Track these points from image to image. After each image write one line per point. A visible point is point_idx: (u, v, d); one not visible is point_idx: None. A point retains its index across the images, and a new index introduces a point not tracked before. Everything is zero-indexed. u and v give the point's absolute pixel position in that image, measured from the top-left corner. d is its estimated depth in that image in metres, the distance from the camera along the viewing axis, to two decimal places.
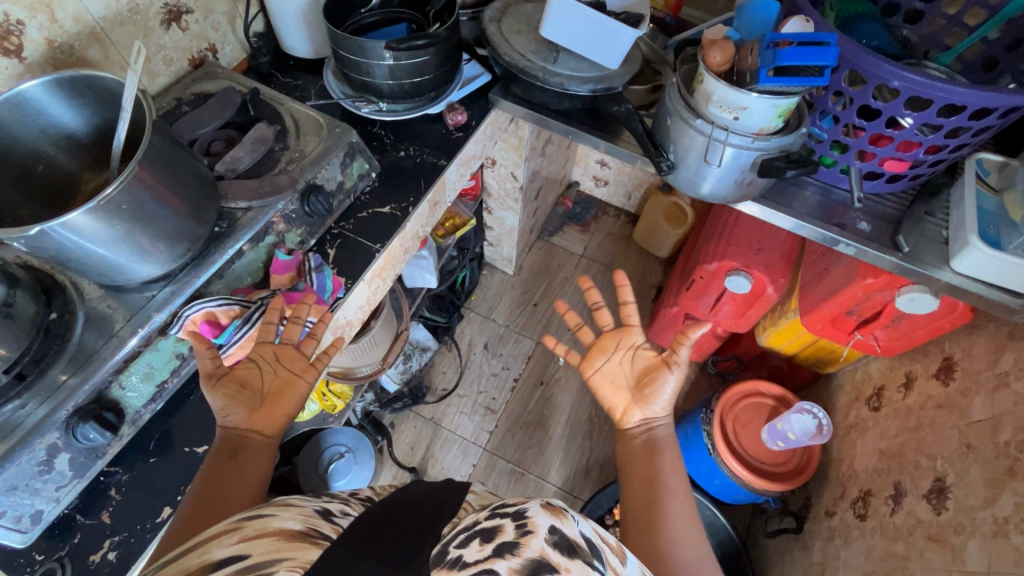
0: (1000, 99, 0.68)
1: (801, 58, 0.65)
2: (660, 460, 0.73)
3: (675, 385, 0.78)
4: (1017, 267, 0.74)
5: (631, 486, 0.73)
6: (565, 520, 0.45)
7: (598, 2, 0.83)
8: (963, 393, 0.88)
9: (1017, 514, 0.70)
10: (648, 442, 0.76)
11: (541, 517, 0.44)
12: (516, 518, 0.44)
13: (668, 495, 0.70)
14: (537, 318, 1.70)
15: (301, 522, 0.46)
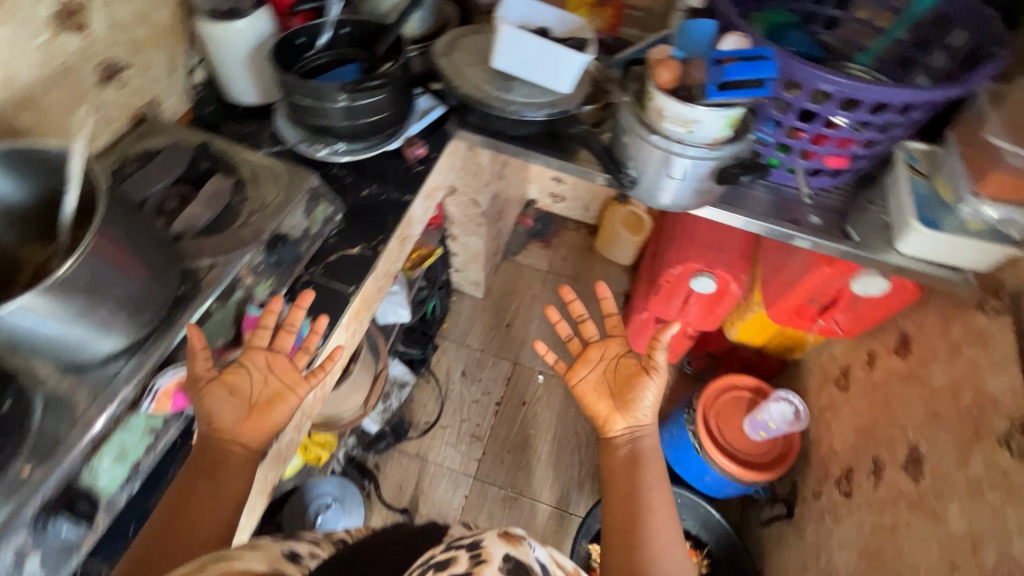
0: (920, 94, 0.74)
1: (744, 73, 0.71)
2: (643, 474, 0.74)
3: (655, 391, 0.79)
4: (956, 244, 0.80)
5: (615, 500, 0.73)
6: (519, 547, 0.50)
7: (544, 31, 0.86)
8: (922, 364, 0.94)
9: (988, 473, 0.75)
10: (637, 451, 0.77)
11: (497, 546, 0.48)
12: (471, 549, 0.48)
13: (653, 510, 0.71)
14: (511, 338, 1.71)
15: (266, 563, 0.47)
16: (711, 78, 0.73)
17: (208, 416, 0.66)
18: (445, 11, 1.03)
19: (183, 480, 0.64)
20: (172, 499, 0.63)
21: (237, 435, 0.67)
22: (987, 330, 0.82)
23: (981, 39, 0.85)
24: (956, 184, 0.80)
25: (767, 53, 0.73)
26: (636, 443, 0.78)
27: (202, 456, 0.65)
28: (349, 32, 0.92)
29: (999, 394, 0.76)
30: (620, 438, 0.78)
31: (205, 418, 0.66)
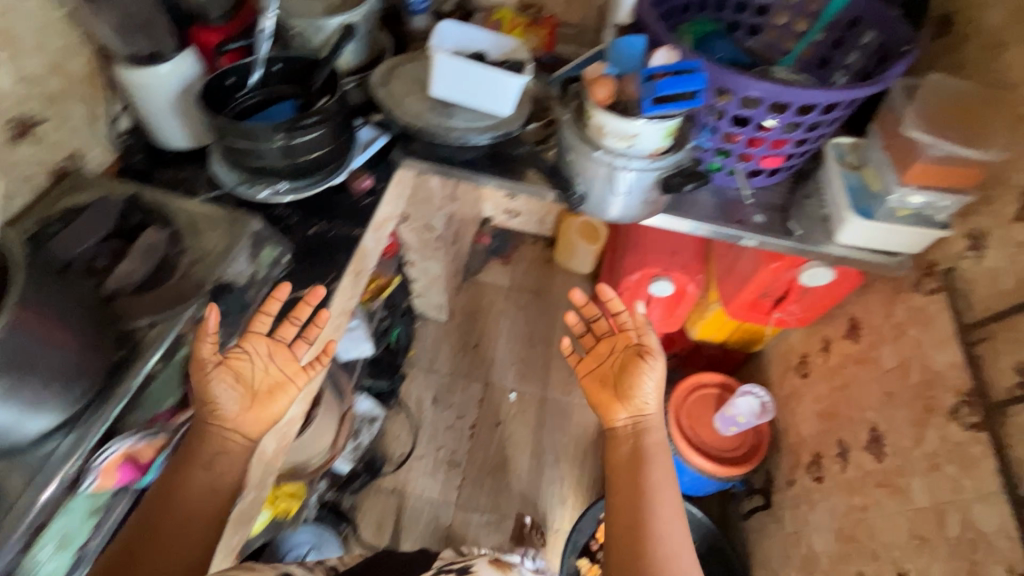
0: (842, 94, 0.77)
1: (676, 87, 0.73)
2: (653, 477, 0.73)
3: (657, 383, 0.80)
4: (890, 232, 0.84)
5: (626, 497, 0.72)
6: (500, 569, 0.73)
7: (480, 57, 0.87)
8: (873, 346, 0.98)
9: (943, 446, 0.78)
10: (643, 451, 0.76)
11: (484, 571, 0.71)
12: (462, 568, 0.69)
13: (660, 515, 0.70)
14: (480, 359, 1.69)
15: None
16: (644, 93, 0.74)
17: (209, 396, 0.66)
18: (379, 41, 1.02)
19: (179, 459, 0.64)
20: (164, 481, 0.63)
21: (238, 423, 0.68)
22: (926, 309, 0.87)
23: (890, 37, 0.91)
24: (883, 174, 0.84)
25: (694, 67, 0.75)
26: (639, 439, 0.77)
27: (201, 446, 0.65)
28: (281, 68, 0.90)
29: (944, 370, 0.80)
30: (626, 433, 0.78)
31: (209, 404, 0.66)
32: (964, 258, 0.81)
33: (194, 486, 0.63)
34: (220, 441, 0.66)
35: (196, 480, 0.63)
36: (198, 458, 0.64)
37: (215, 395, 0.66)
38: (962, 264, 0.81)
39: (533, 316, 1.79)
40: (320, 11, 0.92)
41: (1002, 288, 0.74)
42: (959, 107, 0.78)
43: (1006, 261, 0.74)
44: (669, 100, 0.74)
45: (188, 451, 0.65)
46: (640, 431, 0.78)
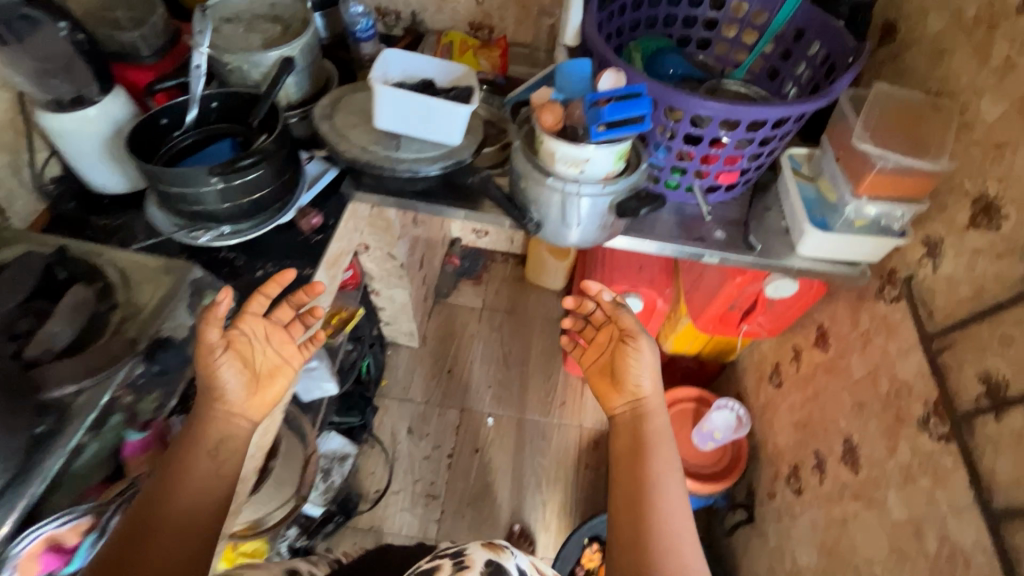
0: (789, 109, 0.77)
1: (623, 111, 0.71)
2: (653, 460, 0.76)
3: (649, 367, 0.81)
4: (849, 243, 0.84)
5: (628, 478, 0.75)
6: (501, 554, 0.65)
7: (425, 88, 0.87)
8: (841, 355, 0.97)
9: (915, 457, 0.77)
10: (644, 437, 0.78)
11: (478, 554, 0.64)
12: (453, 558, 0.63)
13: (658, 497, 0.73)
14: (454, 385, 1.65)
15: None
16: (590, 118, 0.73)
17: (214, 382, 0.66)
18: (324, 72, 0.99)
19: (184, 445, 0.64)
20: (169, 470, 0.62)
21: (243, 408, 0.68)
22: (889, 317, 0.86)
23: (835, 48, 0.92)
24: (838, 184, 0.84)
25: (640, 90, 0.74)
26: (638, 425, 0.80)
27: (209, 431, 0.65)
28: (218, 105, 0.86)
29: (911, 379, 0.79)
30: (630, 420, 0.81)
31: (214, 386, 0.66)
32: (923, 265, 0.80)
33: (199, 475, 0.63)
34: (228, 426, 0.67)
35: (202, 470, 0.63)
36: (205, 445, 0.64)
37: (220, 380, 0.66)
38: (921, 271, 0.81)
39: (507, 336, 1.76)
40: (257, 45, 0.88)
41: (960, 295, 0.73)
42: (902, 116, 0.80)
43: (963, 268, 0.73)
44: (615, 125, 0.72)
45: (193, 437, 0.65)
46: (639, 416, 0.80)
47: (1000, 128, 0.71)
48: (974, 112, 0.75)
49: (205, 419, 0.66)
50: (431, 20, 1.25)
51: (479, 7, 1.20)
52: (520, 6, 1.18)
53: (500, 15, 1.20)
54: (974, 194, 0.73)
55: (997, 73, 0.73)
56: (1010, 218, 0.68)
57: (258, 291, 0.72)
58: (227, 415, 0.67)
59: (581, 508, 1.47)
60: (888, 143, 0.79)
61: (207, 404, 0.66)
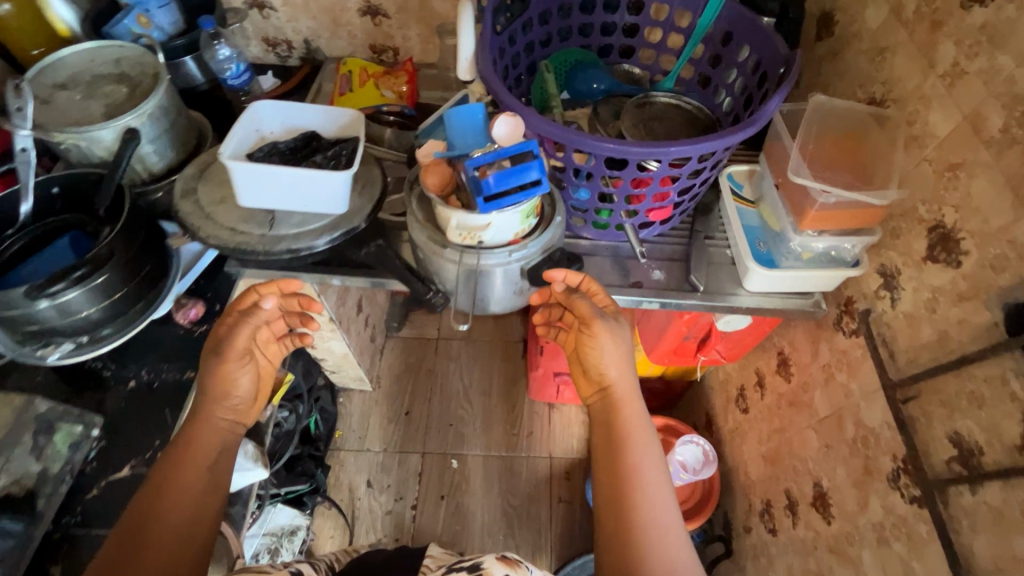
0: (712, 143, 0.66)
1: (513, 175, 0.61)
2: (634, 446, 0.67)
3: (614, 355, 0.69)
4: (798, 278, 0.75)
5: (609, 465, 0.67)
6: (516, 568, 0.62)
7: (305, 149, 0.77)
8: (804, 388, 0.89)
9: (887, 517, 0.69)
10: (622, 421, 0.69)
11: (496, 567, 0.61)
12: (473, 569, 0.60)
13: (643, 484, 0.64)
14: (414, 428, 1.55)
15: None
16: (470, 189, 0.62)
17: (229, 385, 0.67)
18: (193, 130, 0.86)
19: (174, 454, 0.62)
20: (155, 479, 0.60)
21: (239, 412, 0.69)
22: (850, 353, 0.77)
23: (765, 53, 0.81)
24: (779, 213, 0.75)
25: (531, 147, 0.62)
26: (613, 409, 0.70)
27: (208, 440, 0.65)
28: (60, 190, 0.73)
29: (878, 428, 0.71)
30: (602, 408, 0.71)
31: (225, 382, 0.67)
32: (881, 299, 0.71)
33: (187, 488, 0.60)
34: (225, 434, 0.67)
35: (193, 485, 0.61)
36: (199, 459, 0.63)
37: (233, 378, 0.67)
38: (879, 305, 0.72)
39: (467, 364, 1.65)
40: (98, 115, 0.76)
41: (923, 338, 0.64)
42: (835, 143, 0.74)
43: (922, 307, 0.64)
44: (502, 196, 0.61)
45: (186, 447, 0.63)
46: (611, 404, 0.70)
47: (952, 147, 0.61)
48: (922, 124, 0.66)
49: (200, 425, 0.65)
50: (328, 46, 1.11)
51: (377, 29, 1.07)
52: (423, 24, 1.05)
53: (403, 35, 1.07)
54: (930, 222, 0.64)
55: (945, 79, 0.63)
56: (971, 254, 0.58)
57: (249, 289, 0.69)
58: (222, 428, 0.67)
59: (555, 547, 1.39)
60: (828, 178, 0.72)
61: (206, 403, 0.66)
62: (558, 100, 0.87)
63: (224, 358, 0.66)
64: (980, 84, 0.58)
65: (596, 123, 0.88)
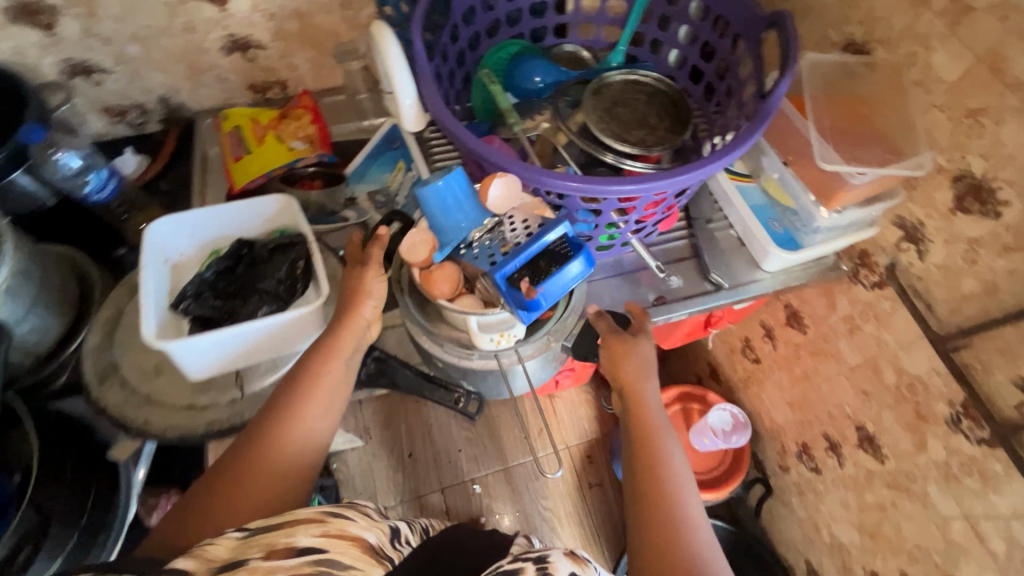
0: (734, 153, 0.59)
1: (560, 285, 0.54)
2: (654, 448, 0.59)
3: (636, 361, 0.63)
4: (817, 254, 0.73)
5: (631, 471, 0.58)
6: (584, 567, 0.53)
7: (241, 275, 0.64)
8: (825, 339, 0.88)
9: (952, 456, 0.71)
10: (642, 424, 0.61)
11: (563, 561, 0.51)
12: (536, 560, 0.50)
13: (665, 494, 0.56)
14: (424, 471, 1.21)
15: (374, 536, 0.47)
16: (506, 303, 0.54)
17: (356, 299, 0.59)
18: (69, 295, 0.76)
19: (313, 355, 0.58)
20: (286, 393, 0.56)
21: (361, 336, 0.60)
22: (876, 306, 0.76)
23: (729, 10, 0.72)
24: (794, 193, 0.71)
25: (563, 232, 0.55)
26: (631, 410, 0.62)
27: (345, 340, 0.58)
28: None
29: (925, 375, 0.71)
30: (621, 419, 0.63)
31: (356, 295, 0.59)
32: (905, 251, 0.70)
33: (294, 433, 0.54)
34: (357, 342, 0.59)
35: (306, 422, 0.55)
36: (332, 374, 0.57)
37: (371, 293, 0.60)
38: (903, 258, 0.70)
39: None
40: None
41: (965, 290, 0.64)
42: (844, 108, 0.68)
43: (960, 259, 0.63)
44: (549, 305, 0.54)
45: (327, 349, 0.58)
46: (629, 413, 0.62)
47: (968, 92, 0.58)
48: (924, 67, 0.62)
49: (345, 325, 0.58)
50: (194, 99, 0.88)
51: (252, 65, 0.85)
52: (310, 46, 0.84)
53: (287, 64, 0.86)
54: (953, 171, 0.61)
55: (945, 18, 0.59)
56: (1012, 204, 0.57)
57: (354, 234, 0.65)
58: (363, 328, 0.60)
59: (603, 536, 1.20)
60: (855, 155, 0.65)
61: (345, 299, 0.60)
62: (515, 113, 0.73)
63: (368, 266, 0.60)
64: (994, 20, 0.55)
65: (556, 124, 0.74)
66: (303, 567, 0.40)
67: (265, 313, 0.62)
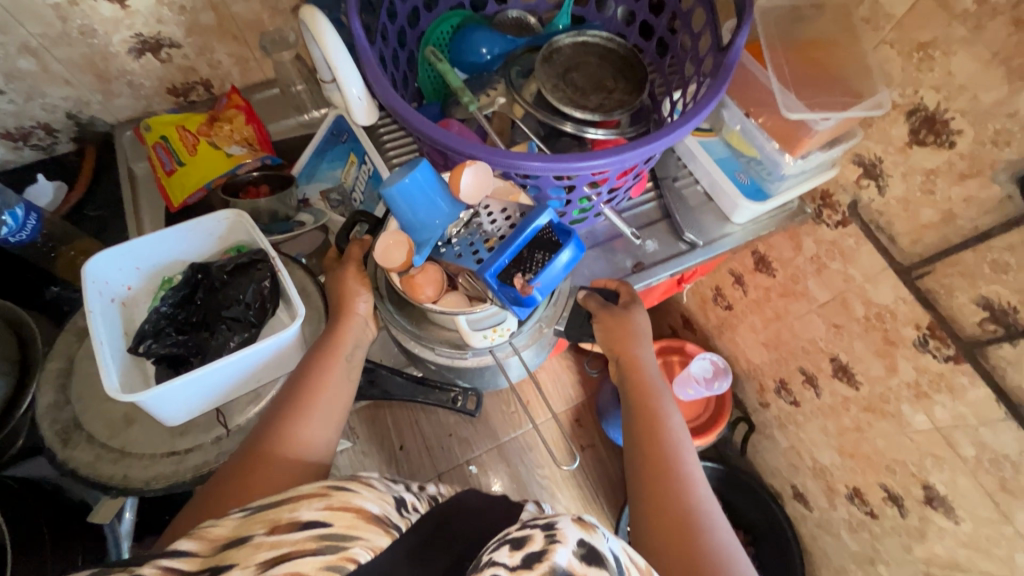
0: (702, 113, 0.57)
1: (555, 276, 0.54)
2: (652, 409, 0.60)
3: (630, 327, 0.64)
4: (782, 202, 0.74)
5: (631, 433, 0.59)
6: (597, 534, 0.42)
7: (202, 305, 0.60)
8: (794, 280, 0.90)
9: (921, 375, 0.75)
10: (639, 387, 0.61)
11: (572, 528, 0.41)
12: (546, 527, 0.41)
13: (667, 452, 0.56)
14: (418, 460, 1.14)
15: (378, 505, 0.43)
16: (499, 299, 0.54)
17: (343, 297, 0.59)
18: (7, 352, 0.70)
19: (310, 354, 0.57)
20: (296, 385, 0.54)
21: (357, 334, 0.59)
22: (841, 243, 0.78)
23: None
24: (757, 142, 0.71)
25: (547, 219, 0.54)
26: (628, 377, 0.63)
27: (343, 338, 0.58)
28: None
29: (892, 304, 0.74)
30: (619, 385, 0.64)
31: (346, 296, 0.59)
32: (865, 188, 0.72)
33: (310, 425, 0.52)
34: (358, 333, 0.59)
35: (322, 415, 0.53)
36: (336, 371, 0.55)
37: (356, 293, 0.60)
38: (864, 195, 0.72)
39: None
40: None
41: (924, 219, 0.66)
42: (799, 52, 0.67)
43: (918, 190, 0.65)
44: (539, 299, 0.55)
45: (331, 345, 0.57)
46: (627, 377, 0.63)
47: (916, 25, 0.59)
48: (872, 4, 0.62)
49: (341, 321, 0.59)
50: (106, 111, 0.79)
51: (168, 66, 0.76)
52: (231, 39, 0.76)
53: (208, 61, 0.78)
54: (906, 106, 0.63)
55: None
56: (965, 133, 0.59)
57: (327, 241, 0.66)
58: (359, 328, 0.59)
59: (604, 496, 1.16)
60: (814, 98, 0.65)
61: (335, 301, 0.60)
62: (468, 90, 0.68)
63: (348, 266, 0.60)
64: None
65: (511, 96, 0.70)
66: (306, 543, 0.37)
67: (237, 343, 0.58)
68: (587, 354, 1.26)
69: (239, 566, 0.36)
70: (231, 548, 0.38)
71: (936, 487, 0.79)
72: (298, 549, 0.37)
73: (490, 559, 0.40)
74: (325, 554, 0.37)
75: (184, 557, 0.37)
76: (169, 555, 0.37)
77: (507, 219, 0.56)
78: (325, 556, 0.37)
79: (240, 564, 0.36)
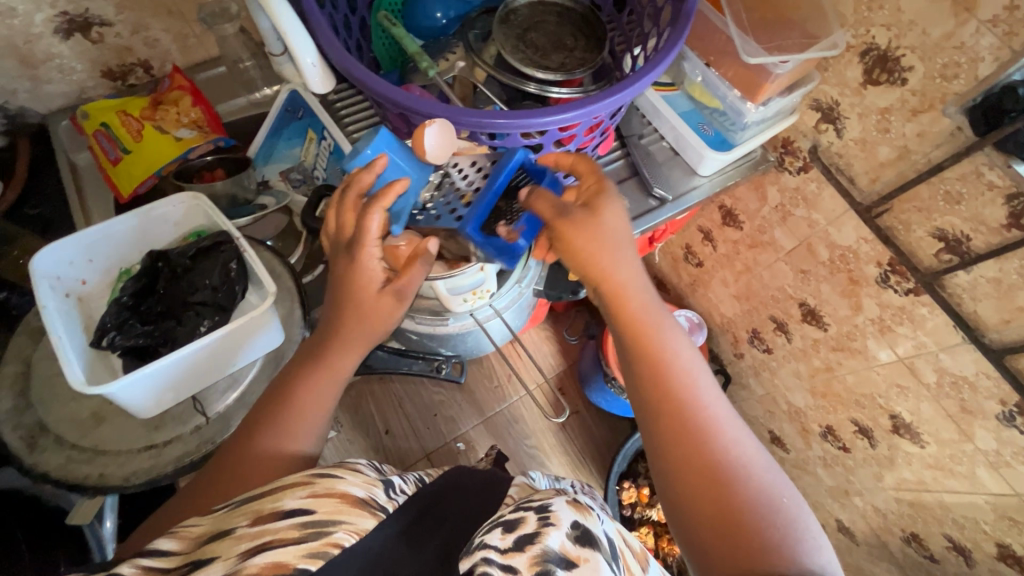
0: (663, 64, 0.57)
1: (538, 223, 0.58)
2: (655, 346, 0.51)
3: (613, 247, 0.51)
4: (745, 152, 0.75)
5: (637, 381, 0.51)
6: (588, 515, 0.45)
7: (165, 294, 0.57)
8: (761, 231, 0.92)
9: (884, 311, 0.78)
10: (633, 320, 0.52)
11: (567, 511, 0.44)
12: (539, 510, 0.43)
13: (684, 400, 0.49)
14: (406, 442, 1.14)
15: (364, 489, 0.42)
16: (488, 252, 0.55)
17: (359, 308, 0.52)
18: None
19: (301, 395, 0.50)
20: (274, 389, 0.52)
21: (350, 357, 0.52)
22: (804, 189, 0.80)
23: None
24: (719, 92, 0.72)
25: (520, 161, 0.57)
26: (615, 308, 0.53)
27: (327, 357, 0.52)
28: None
29: (854, 245, 0.77)
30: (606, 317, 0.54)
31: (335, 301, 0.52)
32: (824, 132, 0.73)
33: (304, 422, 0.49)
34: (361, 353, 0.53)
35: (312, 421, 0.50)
36: (309, 416, 0.50)
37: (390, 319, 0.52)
38: (823, 139, 0.74)
39: None
40: None
41: (881, 158, 0.68)
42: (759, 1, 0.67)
43: (874, 130, 0.67)
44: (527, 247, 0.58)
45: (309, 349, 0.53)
46: (613, 307, 0.53)
47: None
48: None
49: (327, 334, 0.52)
50: (36, 100, 0.74)
51: (100, 46, 0.71)
52: (167, 14, 0.72)
53: (144, 40, 0.73)
54: (860, 47, 0.64)
55: None
56: (915, 69, 0.60)
57: (374, 210, 0.49)
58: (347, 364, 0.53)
59: (592, 460, 1.18)
60: (775, 44, 0.65)
61: (343, 325, 0.52)
62: (425, 54, 0.65)
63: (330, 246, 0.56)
64: None
65: (471, 60, 0.68)
66: (287, 532, 0.36)
67: (207, 329, 0.56)
68: (565, 322, 1.27)
69: (219, 559, 0.35)
70: (211, 542, 0.37)
71: (902, 415, 0.83)
72: (281, 538, 0.36)
73: (482, 541, 0.40)
74: (309, 541, 0.36)
75: (162, 555, 0.37)
76: (148, 554, 0.37)
77: (478, 172, 0.58)
78: (309, 544, 0.36)
79: (220, 557, 0.35)
